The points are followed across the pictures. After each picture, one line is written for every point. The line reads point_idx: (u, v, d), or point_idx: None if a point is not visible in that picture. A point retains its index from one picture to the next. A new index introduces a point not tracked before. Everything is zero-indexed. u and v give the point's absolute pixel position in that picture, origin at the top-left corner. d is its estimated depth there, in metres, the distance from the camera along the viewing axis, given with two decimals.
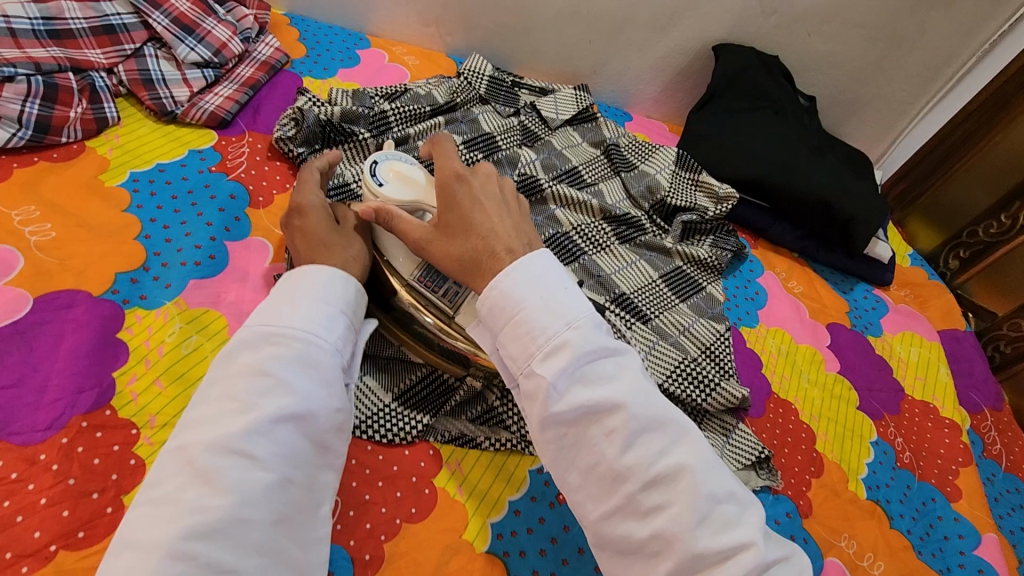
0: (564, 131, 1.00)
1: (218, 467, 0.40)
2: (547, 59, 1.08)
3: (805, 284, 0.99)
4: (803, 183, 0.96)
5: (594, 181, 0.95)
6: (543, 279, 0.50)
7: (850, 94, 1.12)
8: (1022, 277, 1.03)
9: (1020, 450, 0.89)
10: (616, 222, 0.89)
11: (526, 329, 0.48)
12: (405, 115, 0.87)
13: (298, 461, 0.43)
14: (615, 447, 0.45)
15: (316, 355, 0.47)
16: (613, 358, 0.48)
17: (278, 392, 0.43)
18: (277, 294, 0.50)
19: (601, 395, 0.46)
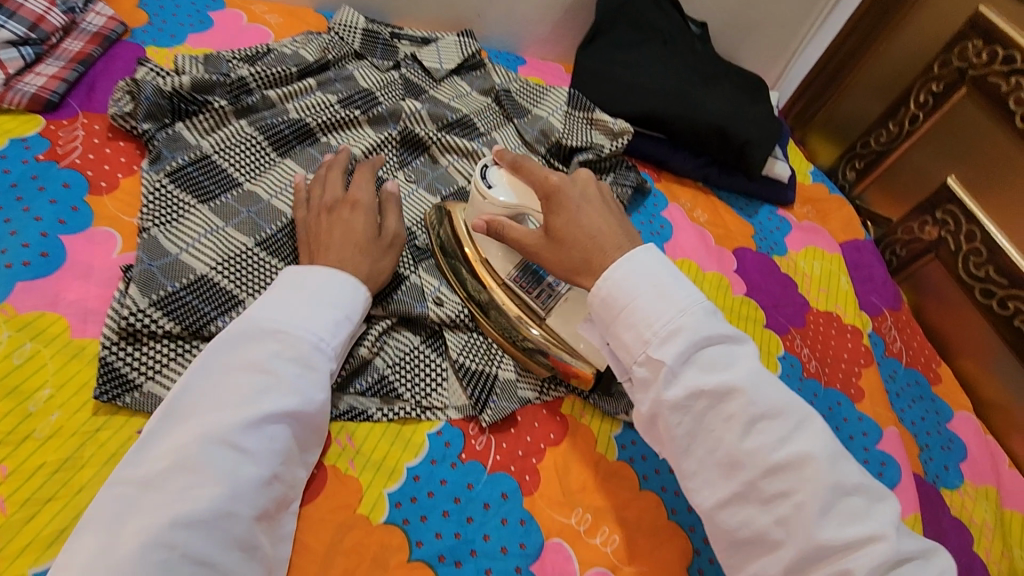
0: (451, 80, 0.95)
1: (212, 454, 0.45)
2: (426, 7, 1.02)
3: (710, 213, 0.99)
4: (697, 109, 0.94)
5: (487, 131, 0.91)
6: (650, 271, 0.52)
7: (740, 17, 1.10)
8: (909, 181, 1.02)
9: (918, 344, 0.93)
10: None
11: (637, 316, 0.51)
12: (267, 79, 0.80)
13: (283, 459, 0.49)
14: (736, 432, 0.47)
15: (309, 358, 0.52)
16: (721, 338, 0.51)
17: (276, 393, 0.49)
18: (277, 294, 0.54)
19: (715, 380, 0.48)
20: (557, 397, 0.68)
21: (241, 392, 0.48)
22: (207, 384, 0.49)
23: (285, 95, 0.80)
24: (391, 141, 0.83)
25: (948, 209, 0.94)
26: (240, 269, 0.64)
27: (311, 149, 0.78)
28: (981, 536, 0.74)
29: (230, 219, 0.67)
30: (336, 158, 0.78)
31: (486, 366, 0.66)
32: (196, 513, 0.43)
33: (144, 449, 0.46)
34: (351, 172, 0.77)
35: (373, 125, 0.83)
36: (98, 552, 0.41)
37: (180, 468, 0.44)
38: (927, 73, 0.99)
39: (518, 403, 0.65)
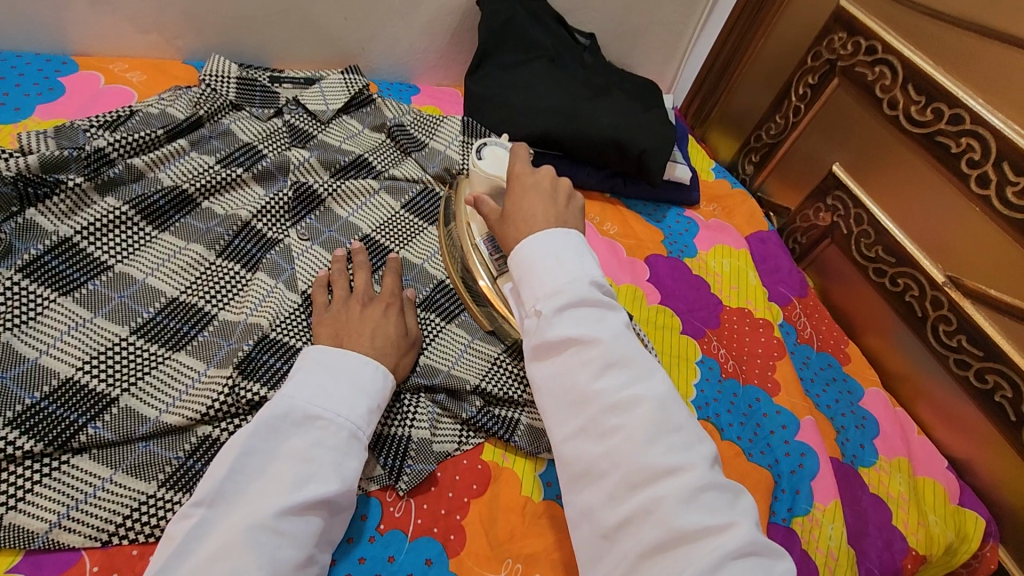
0: (340, 121, 0.91)
1: (252, 543, 0.45)
2: (306, 46, 0.98)
3: (620, 224, 1.00)
4: (590, 124, 0.94)
5: (384, 168, 0.88)
6: (553, 247, 0.56)
7: (626, 26, 1.12)
8: (801, 168, 1.06)
9: (827, 328, 0.97)
10: (417, 207, 0.85)
11: (538, 278, 0.55)
12: (129, 144, 0.74)
13: (317, 544, 0.49)
14: (589, 370, 0.49)
15: (347, 442, 0.53)
16: (602, 309, 0.53)
17: (314, 479, 0.50)
18: (319, 374, 0.56)
19: (582, 330, 0.51)
20: (476, 444, 0.66)
21: (286, 478, 0.49)
22: (252, 468, 0.50)
23: (155, 163, 0.75)
24: (282, 198, 0.78)
25: (837, 195, 0.98)
26: (114, 362, 0.59)
27: (191, 220, 0.73)
28: (898, 509, 0.77)
29: (100, 309, 0.62)
30: (223, 225, 0.73)
31: (399, 427, 0.63)
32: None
33: (186, 541, 0.46)
34: (236, 236, 0.73)
35: (259, 183, 0.79)
36: None
37: (225, 557, 0.45)
38: (803, 65, 1.03)
39: (436, 460, 0.63)
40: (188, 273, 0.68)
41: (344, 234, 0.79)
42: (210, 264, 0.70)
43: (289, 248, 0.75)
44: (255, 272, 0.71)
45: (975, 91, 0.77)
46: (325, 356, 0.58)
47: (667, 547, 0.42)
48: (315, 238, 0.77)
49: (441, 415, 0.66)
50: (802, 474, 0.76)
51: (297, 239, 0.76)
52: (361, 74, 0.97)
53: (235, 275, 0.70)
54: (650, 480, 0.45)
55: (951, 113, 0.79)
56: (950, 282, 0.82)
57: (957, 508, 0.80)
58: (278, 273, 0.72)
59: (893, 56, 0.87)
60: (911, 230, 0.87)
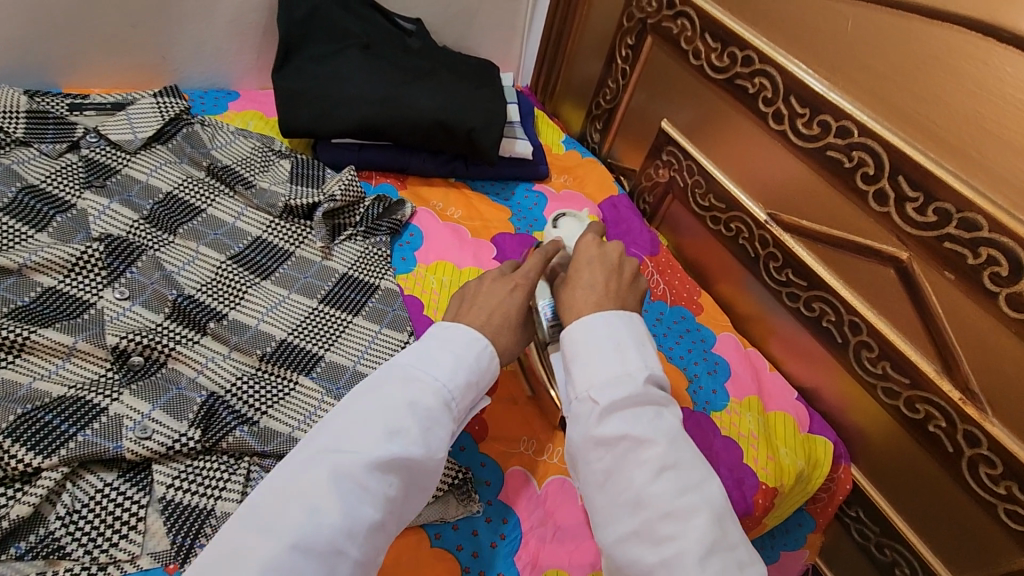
0: (149, 151, 0.84)
1: (337, 491, 0.45)
2: (93, 60, 0.91)
3: (464, 207, 0.98)
4: (410, 107, 0.91)
5: (204, 206, 0.81)
6: (609, 334, 0.56)
7: (451, 8, 1.11)
8: (639, 128, 1.06)
9: (680, 281, 0.98)
10: (246, 258, 0.78)
11: (589, 359, 0.55)
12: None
13: (398, 507, 0.48)
14: (646, 472, 0.48)
15: (440, 407, 0.51)
16: (655, 405, 0.53)
17: (406, 436, 0.48)
18: (429, 343, 0.55)
19: (638, 427, 0.50)
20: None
21: (380, 427, 0.48)
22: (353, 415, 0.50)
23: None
24: (96, 253, 0.71)
25: (670, 150, 0.99)
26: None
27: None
28: (749, 447, 0.78)
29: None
30: (14, 287, 0.66)
31: (206, 497, 0.56)
32: (311, 545, 0.43)
33: (283, 474, 0.47)
34: (33, 301, 0.66)
35: (52, 233, 0.72)
36: None
37: (312, 495, 0.45)
38: (621, 27, 1.04)
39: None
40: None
41: (166, 287, 0.71)
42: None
43: (103, 313, 0.67)
44: (44, 329, 0.63)
45: (760, 31, 0.80)
46: (452, 325, 0.58)
47: None
48: (135, 296, 0.69)
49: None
50: None
51: (113, 299, 0.69)
52: (180, 96, 0.91)
53: (13, 333, 0.60)
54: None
55: (742, 55, 0.82)
56: (771, 219, 0.85)
57: (807, 437, 0.82)
58: (81, 331, 0.64)
59: (690, 8, 0.89)
60: (735, 174, 0.89)
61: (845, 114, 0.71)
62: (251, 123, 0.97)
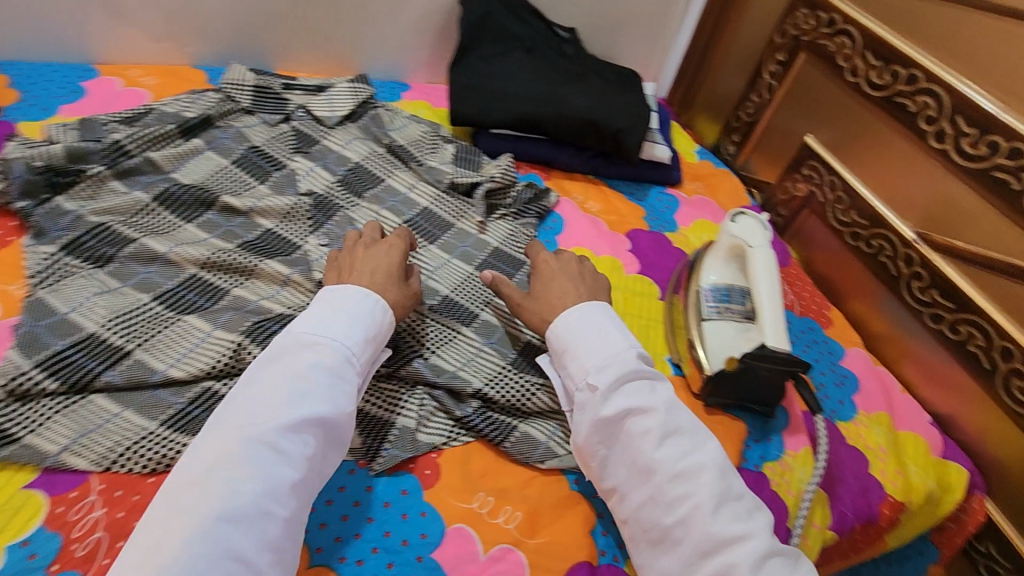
0: (343, 127, 0.98)
1: (260, 452, 0.50)
2: (301, 47, 1.06)
3: (601, 202, 1.05)
4: (566, 105, 0.99)
5: (384, 176, 0.93)
6: (586, 326, 0.68)
7: (604, 17, 1.19)
8: (780, 142, 1.09)
9: (809, 293, 0.99)
10: (418, 224, 0.89)
11: (582, 351, 0.66)
12: (144, 139, 0.82)
13: (315, 465, 0.53)
14: (652, 442, 0.59)
15: (342, 368, 0.58)
16: (650, 380, 0.65)
17: (311, 398, 0.54)
18: (321, 310, 0.61)
19: (638, 400, 0.61)
20: (466, 442, 0.66)
21: (283, 395, 0.54)
22: (246, 389, 0.55)
23: (174, 162, 0.83)
24: (303, 206, 0.85)
25: (812, 164, 1.01)
26: (132, 323, 0.65)
27: (218, 215, 0.80)
28: (876, 459, 0.78)
29: (126, 279, 0.69)
30: (242, 225, 0.81)
31: (388, 412, 0.66)
32: (239, 512, 0.48)
33: (189, 457, 0.51)
34: (256, 237, 0.80)
35: (271, 185, 0.86)
36: (181, 525, 0.46)
37: (225, 465, 0.49)
38: (772, 43, 1.07)
39: (414, 450, 0.63)
40: (202, 249, 0.75)
41: None
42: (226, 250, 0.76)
43: (307, 254, 0.80)
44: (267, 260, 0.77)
45: (930, 51, 0.81)
46: (346, 291, 0.63)
47: (708, 554, 0.55)
48: (332, 244, 0.82)
49: (436, 410, 0.68)
50: (775, 425, 0.78)
51: (315, 245, 0.81)
52: (368, 83, 1.05)
53: (245, 261, 0.75)
54: (719, 547, 0.54)
55: (906, 74, 0.83)
56: (919, 238, 0.85)
57: (940, 460, 0.81)
58: (294, 266, 0.77)
59: (852, 27, 0.91)
60: (883, 192, 0.90)
61: (1017, 135, 0.71)
62: (421, 110, 1.09)
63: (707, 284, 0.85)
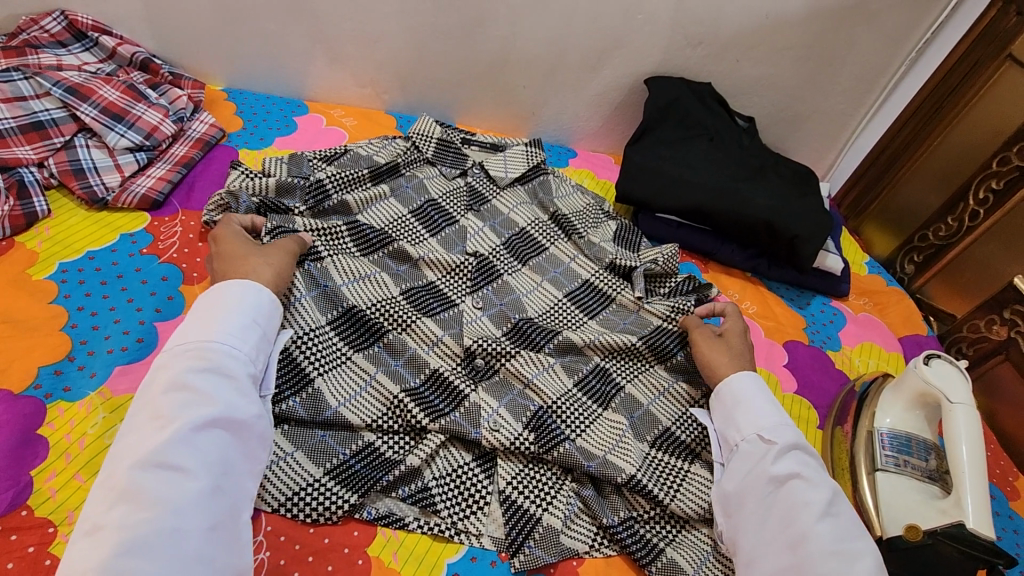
0: (513, 189, 0.99)
1: (122, 496, 0.47)
2: (483, 106, 1.11)
3: (759, 304, 0.99)
4: (743, 202, 0.96)
5: (547, 245, 0.94)
6: (767, 390, 0.69)
7: (788, 112, 1.14)
8: (977, 274, 0.99)
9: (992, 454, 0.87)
10: (577, 300, 0.87)
11: (759, 410, 0.67)
12: (344, 179, 0.87)
13: (223, 467, 0.51)
14: (814, 513, 0.57)
15: (230, 369, 0.55)
16: (818, 462, 0.64)
17: (198, 404, 0.52)
18: (189, 320, 0.58)
19: (808, 471, 0.61)
20: (608, 555, 0.63)
21: (166, 411, 0.51)
22: (135, 410, 0.53)
23: (362, 204, 0.87)
24: (468, 266, 0.84)
25: (1016, 309, 0.90)
26: (312, 350, 0.68)
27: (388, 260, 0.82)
28: None
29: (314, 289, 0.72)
30: (408, 273, 0.81)
31: (535, 505, 0.64)
32: (144, 541, 0.45)
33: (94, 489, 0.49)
34: (421, 286, 0.80)
35: (440, 239, 0.88)
36: (107, 550, 0.44)
37: (124, 496, 0.47)
38: (985, 169, 0.99)
39: (558, 555, 0.60)
40: (374, 292, 0.75)
41: (513, 309, 0.83)
42: (391, 298, 0.75)
43: (461, 314, 0.79)
44: (424, 316, 0.76)
45: None
46: (220, 289, 0.61)
47: None
48: (486, 310, 0.81)
49: (581, 511, 0.65)
50: None
51: (471, 306, 0.81)
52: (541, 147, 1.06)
53: (406, 314, 0.74)
54: None
55: None
56: None
57: None
58: (447, 326, 0.76)
59: None
60: None
61: None
62: (585, 180, 1.11)
63: (883, 427, 0.76)
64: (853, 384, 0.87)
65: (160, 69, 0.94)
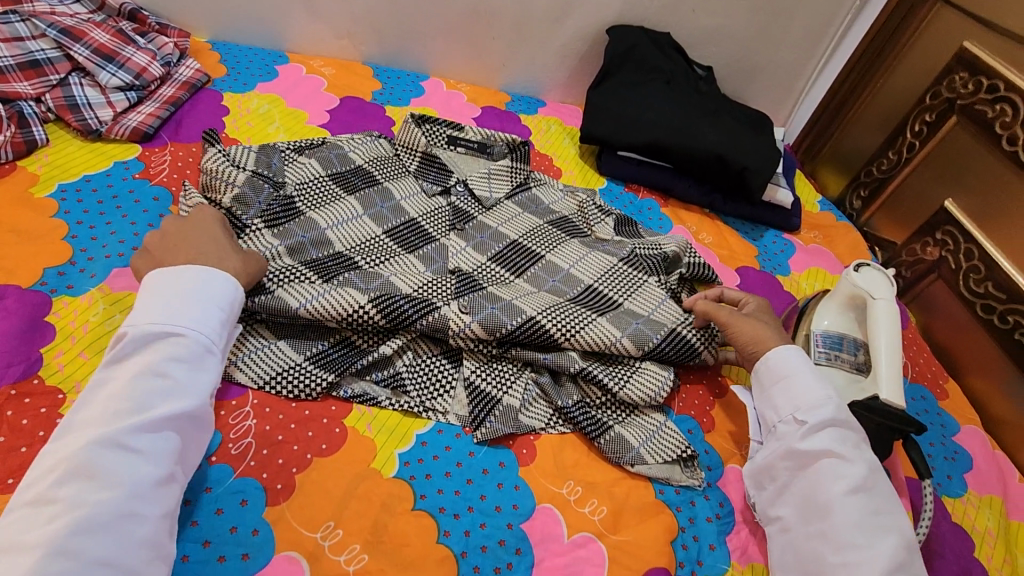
0: (501, 206, 0.94)
1: (81, 473, 0.47)
2: (455, 58, 1.17)
3: (715, 235, 1.06)
4: (698, 139, 1.03)
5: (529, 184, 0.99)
6: (807, 365, 0.69)
7: (743, 62, 1.21)
8: (911, 203, 1.06)
9: (925, 361, 0.94)
10: (559, 227, 0.93)
11: (796, 388, 0.68)
12: (314, 200, 0.85)
13: (177, 457, 0.52)
14: (841, 488, 0.60)
15: (201, 363, 0.56)
16: (855, 434, 0.65)
17: (165, 394, 0.53)
18: (155, 303, 0.57)
19: (840, 448, 0.62)
20: (562, 432, 0.70)
21: (131, 397, 0.51)
22: (93, 391, 0.52)
23: (331, 220, 0.83)
24: (443, 208, 0.91)
25: (947, 230, 0.98)
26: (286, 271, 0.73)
27: (373, 196, 0.88)
28: (983, 543, 0.74)
29: (286, 241, 0.78)
30: (390, 210, 0.87)
31: (495, 389, 0.70)
32: (98, 518, 0.46)
33: (43, 458, 0.48)
34: (401, 223, 0.86)
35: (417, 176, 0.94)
36: (60, 523, 0.45)
37: (80, 473, 0.47)
38: (921, 104, 1.06)
39: (515, 429, 0.68)
40: (359, 234, 0.82)
41: (494, 240, 0.88)
42: (376, 237, 0.83)
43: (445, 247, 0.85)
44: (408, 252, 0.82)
45: None
46: (184, 274, 0.59)
47: None
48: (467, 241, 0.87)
49: (538, 397, 0.72)
50: None
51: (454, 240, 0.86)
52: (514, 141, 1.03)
53: (389, 249, 0.82)
54: None
55: None
56: None
57: None
58: (428, 262, 0.82)
59: (1015, 94, 0.88)
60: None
61: None
62: (553, 126, 1.17)
63: (818, 329, 0.83)
64: (798, 301, 0.95)
65: (147, 19, 0.99)
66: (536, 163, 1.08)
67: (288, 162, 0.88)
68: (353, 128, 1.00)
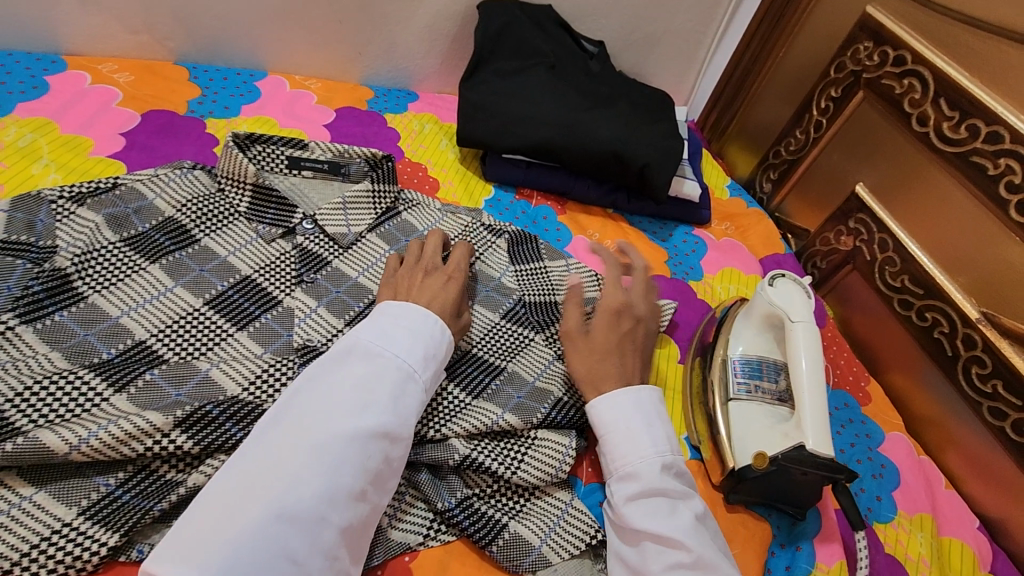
0: (361, 246, 0.76)
1: (286, 466, 0.47)
2: (297, 48, 0.96)
3: (620, 241, 0.93)
4: (590, 135, 0.89)
5: (398, 210, 0.82)
6: (624, 417, 0.62)
7: (637, 34, 1.07)
8: (823, 187, 0.98)
9: (845, 363, 0.88)
10: None
11: (612, 448, 0.61)
12: (103, 272, 0.64)
13: (373, 477, 0.50)
14: (659, 566, 0.53)
15: (404, 386, 0.54)
16: (674, 497, 0.57)
17: (372, 412, 0.51)
18: (381, 323, 0.58)
19: (653, 520, 0.55)
20: (445, 542, 0.57)
21: (344, 406, 0.51)
22: (307, 391, 0.53)
23: (127, 303, 0.62)
24: (288, 259, 0.73)
25: (860, 217, 0.91)
26: (47, 397, 0.53)
27: (187, 258, 0.68)
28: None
29: (59, 345, 0.57)
30: (216, 272, 0.68)
31: None
32: (295, 514, 0.45)
33: (255, 443, 0.49)
34: (230, 287, 0.68)
35: (248, 218, 0.74)
36: (251, 514, 0.44)
37: (285, 466, 0.47)
38: (825, 77, 0.97)
39: (385, 555, 0.54)
40: (166, 313, 0.63)
41: (355, 297, 0.71)
42: (194, 312, 0.64)
43: (291, 312, 0.68)
44: (242, 331, 0.65)
45: (1016, 107, 0.70)
46: (400, 306, 0.60)
47: None
48: (321, 299, 0.70)
49: (414, 499, 0.58)
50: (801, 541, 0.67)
51: (302, 300, 0.69)
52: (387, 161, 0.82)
53: (215, 328, 0.64)
54: None
55: (988, 130, 0.72)
56: (984, 319, 0.75)
57: None
58: (269, 340, 0.65)
59: (924, 68, 0.80)
60: (943, 260, 0.79)
61: None
62: (427, 124, 0.99)
63: (736, 354, 0.74)
64: (715, 311, 0.84)
65: None
66: (407, 175, 0.90)
67: (61, 219, 0.66)
68: (159, 155, 0.78)
